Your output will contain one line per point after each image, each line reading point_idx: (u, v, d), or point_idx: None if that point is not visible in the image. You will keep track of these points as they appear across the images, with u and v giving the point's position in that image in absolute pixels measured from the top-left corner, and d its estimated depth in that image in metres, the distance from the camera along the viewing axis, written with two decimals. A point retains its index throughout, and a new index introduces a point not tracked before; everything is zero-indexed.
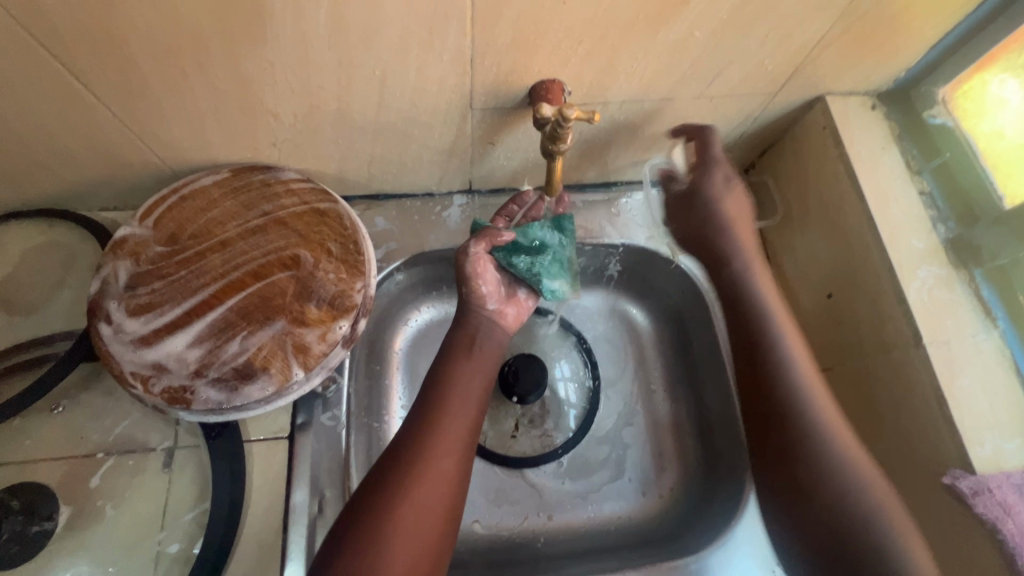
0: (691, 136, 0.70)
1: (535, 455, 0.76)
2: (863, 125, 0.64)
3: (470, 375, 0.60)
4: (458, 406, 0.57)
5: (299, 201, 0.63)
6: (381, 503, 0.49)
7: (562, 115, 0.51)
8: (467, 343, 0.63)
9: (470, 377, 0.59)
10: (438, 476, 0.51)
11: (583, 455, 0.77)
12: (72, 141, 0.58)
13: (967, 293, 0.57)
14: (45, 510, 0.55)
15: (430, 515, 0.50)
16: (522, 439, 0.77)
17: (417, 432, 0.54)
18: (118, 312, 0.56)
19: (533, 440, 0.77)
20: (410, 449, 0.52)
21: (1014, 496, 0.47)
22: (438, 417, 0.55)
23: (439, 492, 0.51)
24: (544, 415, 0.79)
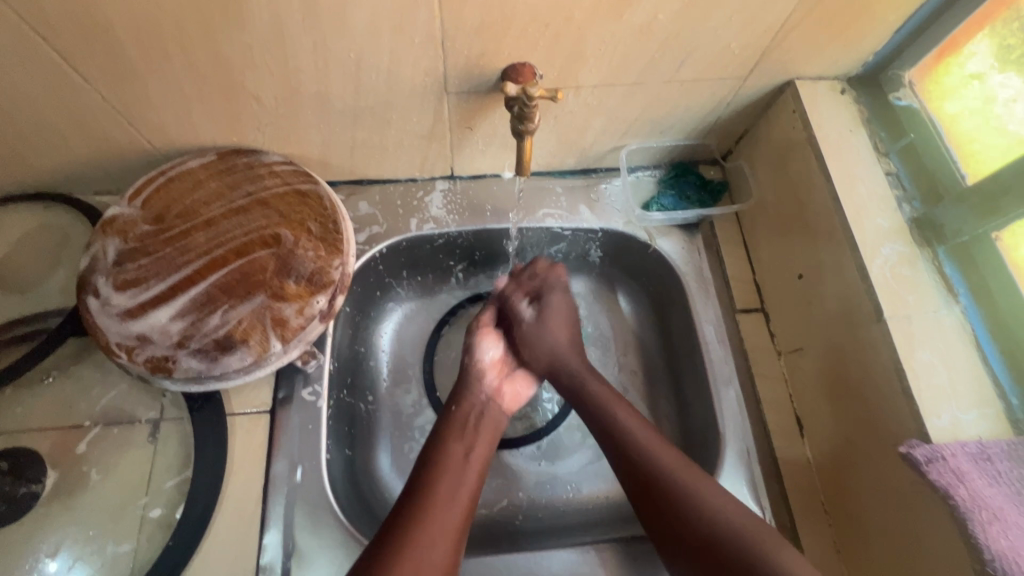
0: (666, 122, 0.72)
1: (515, 437, 0.78)
2: (832, 108, 0.66)
3: (462, 454, 0.60)
4: (449, 491, 0.56)
5: (281, 183, 0.65)
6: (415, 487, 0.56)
7: (528, 95, 0.54)
8: (462, 423, 0.64)
9: (461, 457, 0.60)
10: (458, 467, 0.59)
11: (562, 437, 0.78)
12: (64, 124, 0.61)
13: (930, 270, 0.58)
14: (33, 473, 0.58)
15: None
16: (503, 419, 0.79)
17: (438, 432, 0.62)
18: (106, 287, 0.58)
19: (513, 422, 0.79)
20: (398, 538, 0.51)
21: (968, 464, 0.48)
22: (429, 504, 0.54)
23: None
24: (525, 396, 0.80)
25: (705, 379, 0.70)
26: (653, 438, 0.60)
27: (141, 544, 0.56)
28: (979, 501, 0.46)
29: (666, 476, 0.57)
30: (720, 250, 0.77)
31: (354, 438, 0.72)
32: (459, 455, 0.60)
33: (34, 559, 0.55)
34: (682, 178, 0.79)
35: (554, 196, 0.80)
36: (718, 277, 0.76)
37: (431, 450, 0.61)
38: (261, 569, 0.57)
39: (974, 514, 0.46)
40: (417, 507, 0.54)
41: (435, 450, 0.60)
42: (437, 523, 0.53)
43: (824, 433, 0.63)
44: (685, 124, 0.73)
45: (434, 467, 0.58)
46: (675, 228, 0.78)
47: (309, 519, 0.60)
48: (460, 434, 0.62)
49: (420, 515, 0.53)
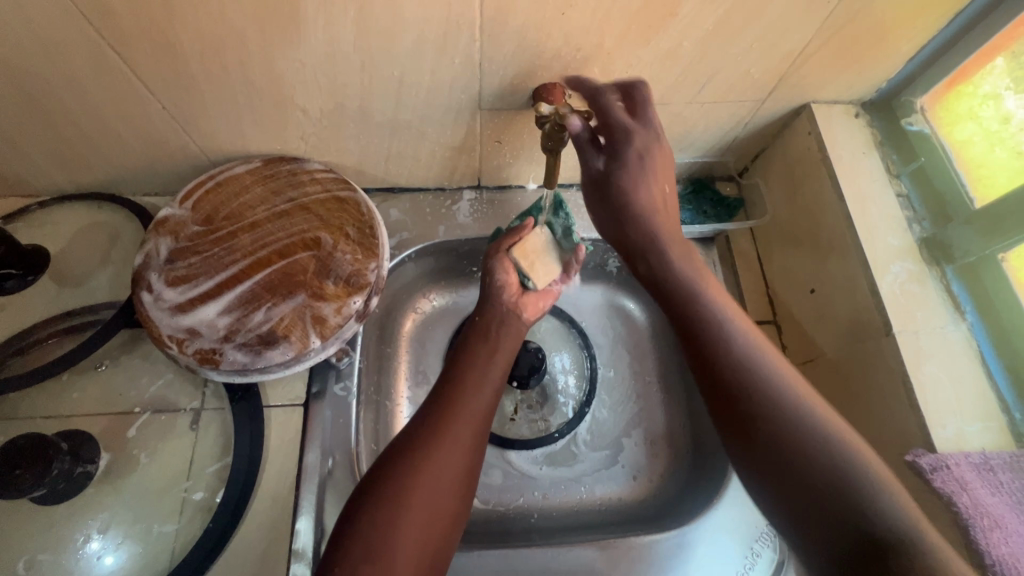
0: (685, 139, 0.76)
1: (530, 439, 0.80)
2: (846, 131, 0.69)
3: (484, 363, 0.62)
4: (471, 397, 0.58)
5: (321, 189, 0.69)
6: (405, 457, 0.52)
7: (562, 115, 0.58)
8: (485, 331, 0.65)
9: (485, 363, 0.62)
10: (456, 435, 0.54)
11: (572, 442, 0.81)
12: (125, 130, 0.65)
13: (938, 287, 0.60)
14: (89, 454, 0.61)
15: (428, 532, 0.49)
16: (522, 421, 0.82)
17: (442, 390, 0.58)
18: (158, 282, 0.62)
19: (528, 424, 0.81)
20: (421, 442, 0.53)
21: (971, 473, 0.50)
22: (452, 406, 0.56)
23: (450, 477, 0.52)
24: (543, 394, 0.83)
25: None
26: (753, 342, 0.55)
27: (183, 525, 0.60)
28: (982, 508, 0.49)
29: (758, 377, 0.52)
30: (734, 263, 0.80)
31: (379, 434, 0.76)
32: (482, 363, 0.61)
33: (85, 535, 0.59)
34: (698, 195, 0.82)
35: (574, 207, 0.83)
36: (733, 289, 0.78)
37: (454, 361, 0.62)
38: (294, 553, 0.60)
39: (977, 521, 0.48)
40: (441, 410, 0.56)
41: (460, 359, 0.62)
42: (462, 425, 0.55)
43: None
44: (704, 142, 0.77)
45: (459, 374, 0.60)
46: (691, 241, 0.82)
47: (339, 508, 0.64)
48: (484, 340, 0.64)
49: (444, 417, 0.55)
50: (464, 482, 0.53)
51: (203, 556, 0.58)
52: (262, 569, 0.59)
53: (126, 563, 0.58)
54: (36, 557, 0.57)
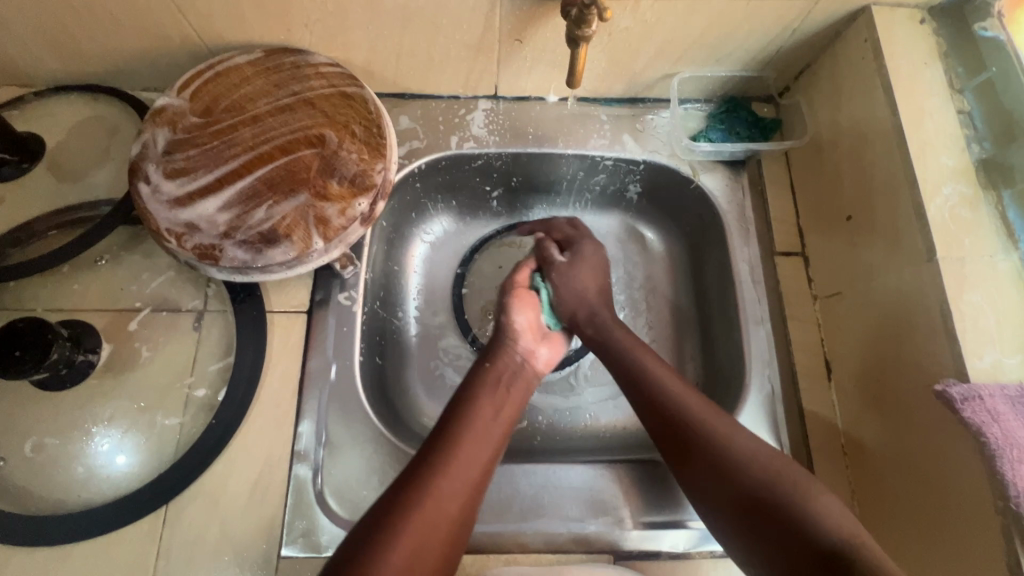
0: (724, 47, 0.69)
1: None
2: (908, 38, 0.61)
3: (489, 411, 0.58)
4: (473, 445, 0.54)
5: (326, 84, 0.64)
6: (415, 477, 0.51)
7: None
8: (496, 384, 0.61)
9: (490, 413, 0.58)
10: (470, 458, 0.53)
11: (572, 374, 0.79)
12: (115, 7, 0.61)
13: (992, 214, 0.55)
14: (90, 344, 0.61)
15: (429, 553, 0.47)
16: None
17: (456, 412, 0.57)
18: (156, 174, 0.59)
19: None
20: (413, 495, 0.49)
21: (1004, 405, 0.47)
22: (452, 453, 0.53)
23: (436, 534, 0.48)
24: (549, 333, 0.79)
25: (736, 318, 0.70)
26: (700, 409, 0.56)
27: (186, 420, 0.60)
28: (1012, 440, 0.46)
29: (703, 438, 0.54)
30: (765, 190, 0.74)
31: (384, 348, 0.75)
32: (487, 416, 0.57)
33: (91, 424, 0.59)
34: (731, 114, 0.76)
35: (597, 122, 0.78)
36: (760, 217, 0.74)
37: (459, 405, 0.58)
38: (296, 454, 0.60)
39: (1005, 452, 0.46)
40: (437, 458, 0.52)
41: (463, 408, 0.58)
42: (460, 477, 0.52)
43: (853, 377, 0.63)
44: (744, 53, 0.70)
45: (460, 418, 0.56)
46: (721, 164, 0.76)
47: (341, 414, 0.63)
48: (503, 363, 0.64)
49: (440, 467, 0.52)
50: (453, 532, 0.49)
51: (207, 450, 0.59)
52: (263, 469, 0.59)
53: (131, 453, 0.59)
54: (43, 440, 0.58)
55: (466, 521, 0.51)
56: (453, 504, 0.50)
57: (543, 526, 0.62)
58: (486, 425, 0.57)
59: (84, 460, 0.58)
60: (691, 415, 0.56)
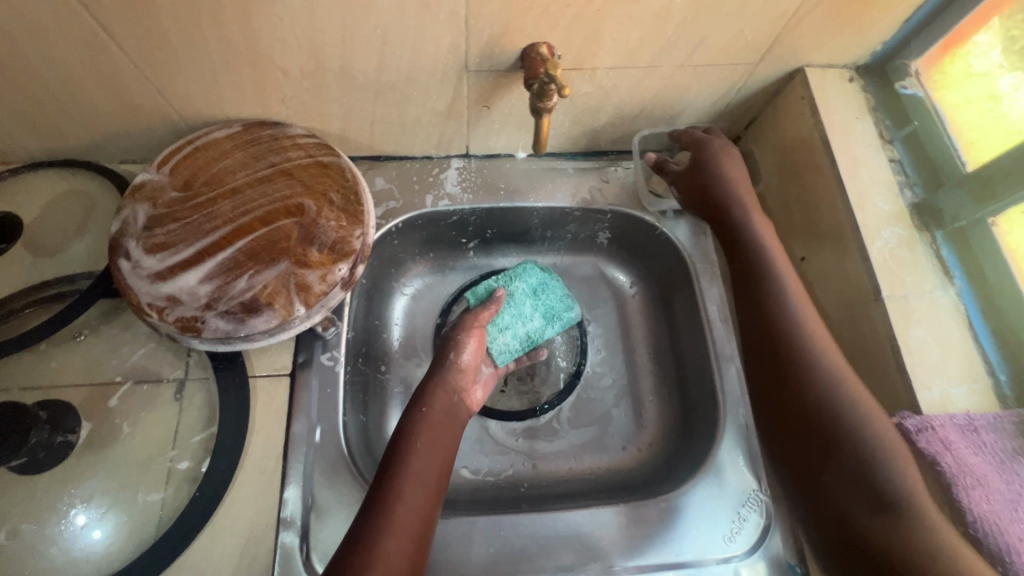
0: (678, 105, 0.74)
1: (504, 417, 0.80)
2: (839, 95, 0.68)
3: (429, 454, 0.59)
4: (414, 493, 0.55)
5: (304, 154, 0.67)
6: (360, 538, 0.52)
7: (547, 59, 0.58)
8: (434, 426, 0.62)
9: (424, 453, 0.59)
10: (411, 506, 0.55)
11: (555, 418, 0.81)
12: (96, 91, 0.63)
13: (928, 253, 0.60)
14: (68, 424, 0.61)
15: None
16: (503, 396, 0.81)
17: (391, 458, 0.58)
18: (136, 250, 0.61)
19: (508, 401, 0.81)
20: (362, 562, 0.50)
21: (955, 434, 0.51)
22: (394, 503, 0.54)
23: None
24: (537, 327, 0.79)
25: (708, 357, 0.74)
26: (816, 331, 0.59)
27: (169, 495, 0.60)
28: (964, 467, 0.49)
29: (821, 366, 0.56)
30: None
31: (368, 404, 0.75)
32: (424, 458, 0.59)
33: (69, 505, 0.58)
34: None
35: (564, 175, 0.82)
36: (723, 258, 0.78)
37: (399, 450, 0.59)
38: (282, 522, 0.60)
39: (959, 479, 0.49)
40: (380, 516, 0.53)
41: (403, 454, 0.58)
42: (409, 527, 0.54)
43: None
44: (696, 109, 0.75)
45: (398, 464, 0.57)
46: (684, 211, 0.81)
47: (328, 476, 0.64)
48: (439, 403, 0.65)
49: (383, 524, 0.53)
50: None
51: (189, 525, 0.58)
52: (249, 539, 0.59)
53: (114, 532, 0.58)
54: (18, 527, 0.57)
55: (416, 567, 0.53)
56: (399, 563, 0.51)
57: None
58: (424, 469, 0.58)
59: (62, 544, 0.56)
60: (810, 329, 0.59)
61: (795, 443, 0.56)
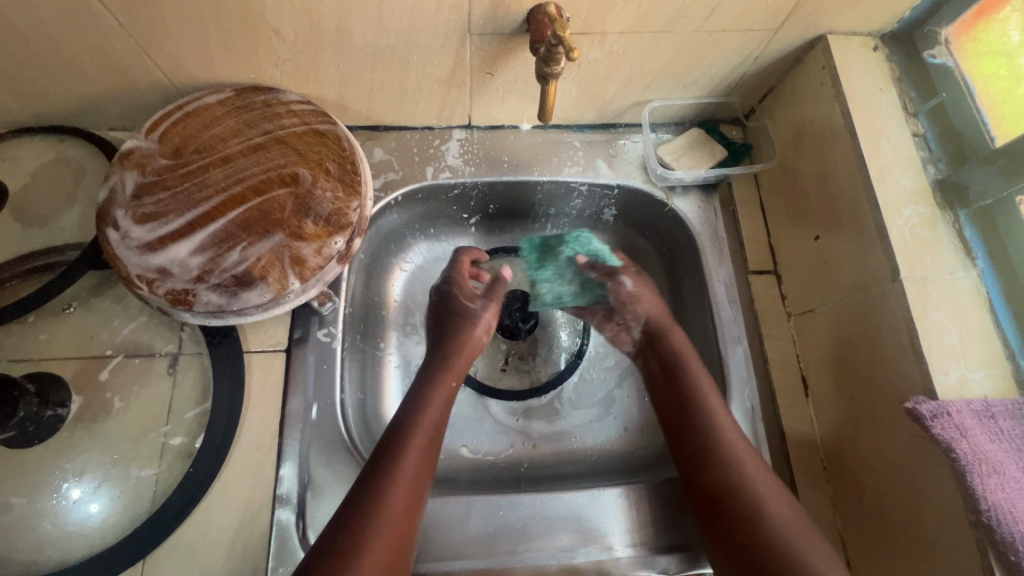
0: (690, 76, 0.71)
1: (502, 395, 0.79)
2: (862, 64, 0.64)
3: (425, 432, 0.60)
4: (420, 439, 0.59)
5: (299, 122, 0.64)
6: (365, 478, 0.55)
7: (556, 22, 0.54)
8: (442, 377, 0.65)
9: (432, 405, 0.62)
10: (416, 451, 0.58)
11: (556, 398, 0.80)
12: (79, 52, 0.60)
13: (950, 233, 0.57)
14: (58, 397, 0.59)
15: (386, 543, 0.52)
16: (503, 374, 0.81)
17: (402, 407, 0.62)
18: (125, 219, 0.58)
19: (508, 380, 0.80)
20: (367, 499, 0.53)
21: (972, 421, 0.49)
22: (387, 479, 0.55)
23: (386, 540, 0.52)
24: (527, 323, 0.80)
25: (715, 337, 0.72)
26: (734, 436, 0.61)
27: (162, 471, 0.59)
28: (980, 454, 0.47)
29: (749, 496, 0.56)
30: (736, 211, 0.77)
31: (366, 382, 0.74)
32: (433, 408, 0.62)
33: (60, 479, 0.57)
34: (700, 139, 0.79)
35: (571, 149, 0.79)
36: (733, 237, 0.76)
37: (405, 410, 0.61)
38: (277, 498, 0.59)
39: (974, 467, 0.47)
40: (388, 458, 0.56)
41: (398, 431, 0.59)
42: (400, 505, 0.54)
43: (828, 391, 0.65)
44: (710, 80, 0.72)
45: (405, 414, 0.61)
46: (695, 188, 0.78)
47: (324, 453, 0.62)
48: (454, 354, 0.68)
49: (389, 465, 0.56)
50: (392, 559, 0.52)
51: (183, 501, 0.57)
52: (245, 516, 0.58)
53: (107, 507, 0.57)
54: (9, 500, 0.56)
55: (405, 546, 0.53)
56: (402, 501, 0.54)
57: (532, 557, 0.61)
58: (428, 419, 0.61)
59: (55, 518, 0.56)
60: (747, 467, 0.58)
61: (697, 493, 0.60)
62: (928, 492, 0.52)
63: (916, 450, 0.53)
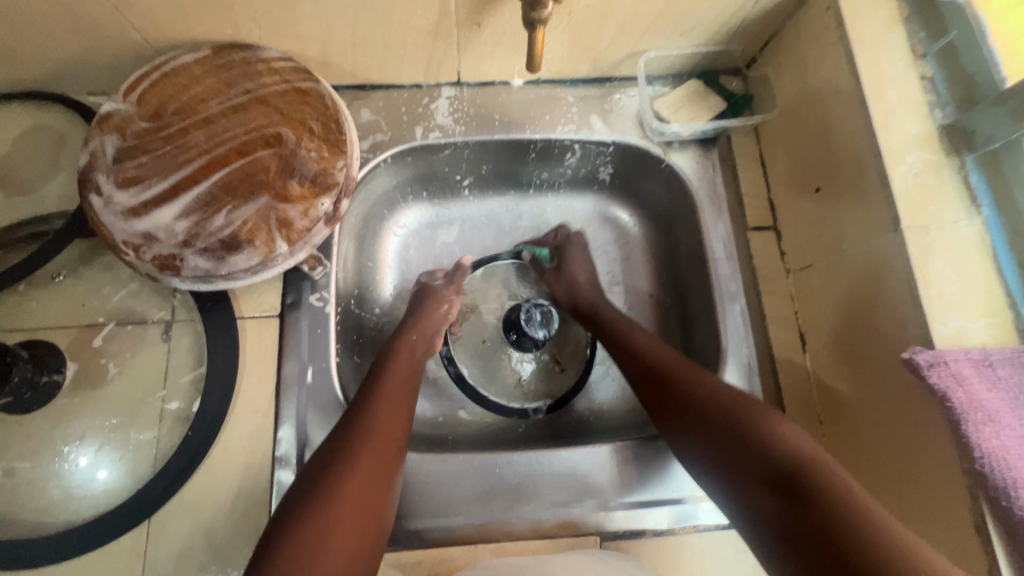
0: (688, 22, 0.68)
1: (484, 368, 0.78)
2: (869, 3, 0.61)
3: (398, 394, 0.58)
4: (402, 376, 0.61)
5: (280, 80, 0.62)
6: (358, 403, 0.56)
7: None
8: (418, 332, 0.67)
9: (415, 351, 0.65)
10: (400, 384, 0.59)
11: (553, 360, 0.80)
12: (48, 10, 0.57)
13: (956, 180, 0.55)
14: (52, 364, 0.59)
15: (379, 457, 0.52)
16: (483, 348, 0.79)
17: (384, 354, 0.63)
18: (107, 184, 0.57)
19: (488, 353, 0.79)
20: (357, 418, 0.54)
21: (968, 369, 0.48)
22: (363, 449, 0.51)
23: (379, 452, 0.52)
24: (545, 321, 0.75)
25: (712, 295, 0.71)
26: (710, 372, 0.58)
27: (162, 434, 0.59)
28: (976, 403, 0.47)
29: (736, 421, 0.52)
30: (735, 165, 0.75)
31: (362, 346, 0.74)
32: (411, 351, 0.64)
33: (62, 445, 0.58)
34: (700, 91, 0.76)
35: (564, 105, 0.76)
36: (731, 192, 0.74)
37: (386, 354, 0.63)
38: (276, 460, 0.60)
39: (969, 415, 0.46)
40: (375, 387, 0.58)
41: (368, 405, 0.55)
42: (383, 457, 0.52)
43: (824, 348, 0.64)
44: (708, 26, 0.69)
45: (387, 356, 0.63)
46: (693, 142, 0.76)
47: (320, 416, 0.63)
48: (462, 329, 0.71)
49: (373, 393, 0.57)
50: (381, 510, 0.50)
51: (183, 464, 0.58)
52: (244, 476, 0.59)
53: (109, 470, 0.58)
54: (13, 466, 0.57)
55: (386, 521, 0.51)
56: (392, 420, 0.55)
57: (528, 513, 0.62)
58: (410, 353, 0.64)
59: (61, 480, 0.57)
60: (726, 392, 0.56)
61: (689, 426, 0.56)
62: (919, 484, 0.52)
63: (911, 455, 0.53)
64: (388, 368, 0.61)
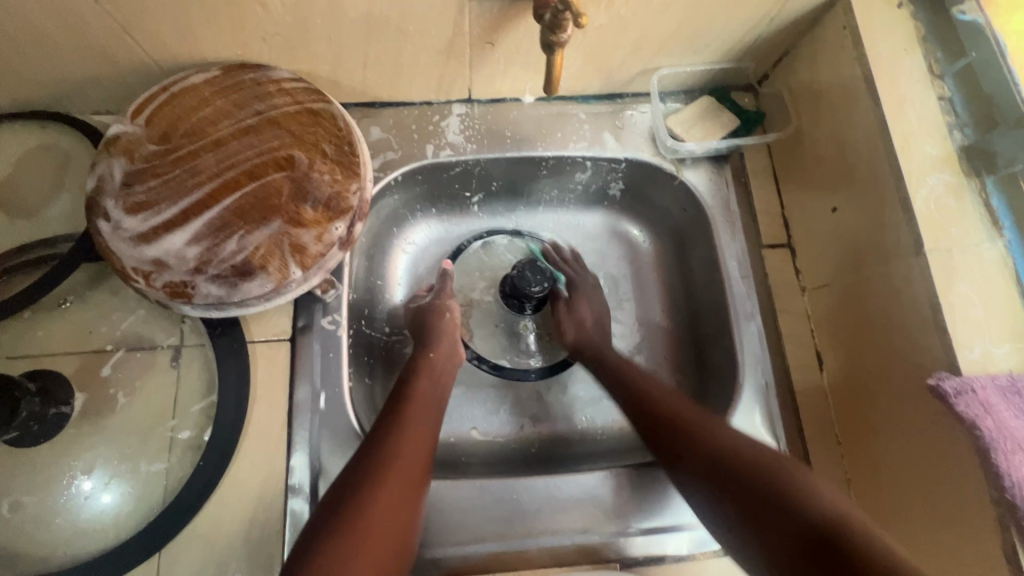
0: (702, 40, 0.67)
1: (510, 345, 0.80)
2: (886, 23, 0.60)
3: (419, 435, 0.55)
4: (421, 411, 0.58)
5: (291, 101, 0.61)
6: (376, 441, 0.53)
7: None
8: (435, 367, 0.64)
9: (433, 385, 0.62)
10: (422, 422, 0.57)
11: (566, 378, 0.78)
12: (55, 32, 0.56)
13: (977, 202, 0.55)
14: (61, 395, 0.58)
15: (394, 503, 0.50)
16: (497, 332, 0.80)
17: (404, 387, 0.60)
18: (115, 209, 0.56)
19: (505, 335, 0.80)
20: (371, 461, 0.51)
21: (996, 396, 0.47)
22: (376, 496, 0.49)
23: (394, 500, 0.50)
24: (539, 275, 0.74)
25: (727, 314, 0.70)
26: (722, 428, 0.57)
27: (173, 465, 0.58)
28: (1005, 432, 0.46)
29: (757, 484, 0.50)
30: (748, 182, 0.74)
31: (373, 367, 0.73)
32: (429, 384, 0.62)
33: (70, 477, 0.56)
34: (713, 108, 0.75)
35: (576, 122, 0.76)
36: (745, 210, 0.74)
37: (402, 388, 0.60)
38: (290, 489, 0.59)
39: (997, 443, 0.46)
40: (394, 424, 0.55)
41: (383, 446, 0.53)
42: (400, 503, 0.50)
43: (842, 369, 0.64)
44: (722, 44, 0.68)
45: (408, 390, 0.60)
46: (705, 159, 0.75)
47: (333, 443, 0.62)
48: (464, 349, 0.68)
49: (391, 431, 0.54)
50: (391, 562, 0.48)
51: (194, 495, 0.56)
52: (257, 508, 0.58)
53: (119, 502, 0.56)
54: (19, 499, 0.55)
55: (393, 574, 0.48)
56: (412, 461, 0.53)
57: (547, 541, 0.61)
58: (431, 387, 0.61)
59: (68, 514, 0.55)
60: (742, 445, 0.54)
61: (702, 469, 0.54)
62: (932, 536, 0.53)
63: (939, 518, 0.52)
64: (407, 404, 0.58)
